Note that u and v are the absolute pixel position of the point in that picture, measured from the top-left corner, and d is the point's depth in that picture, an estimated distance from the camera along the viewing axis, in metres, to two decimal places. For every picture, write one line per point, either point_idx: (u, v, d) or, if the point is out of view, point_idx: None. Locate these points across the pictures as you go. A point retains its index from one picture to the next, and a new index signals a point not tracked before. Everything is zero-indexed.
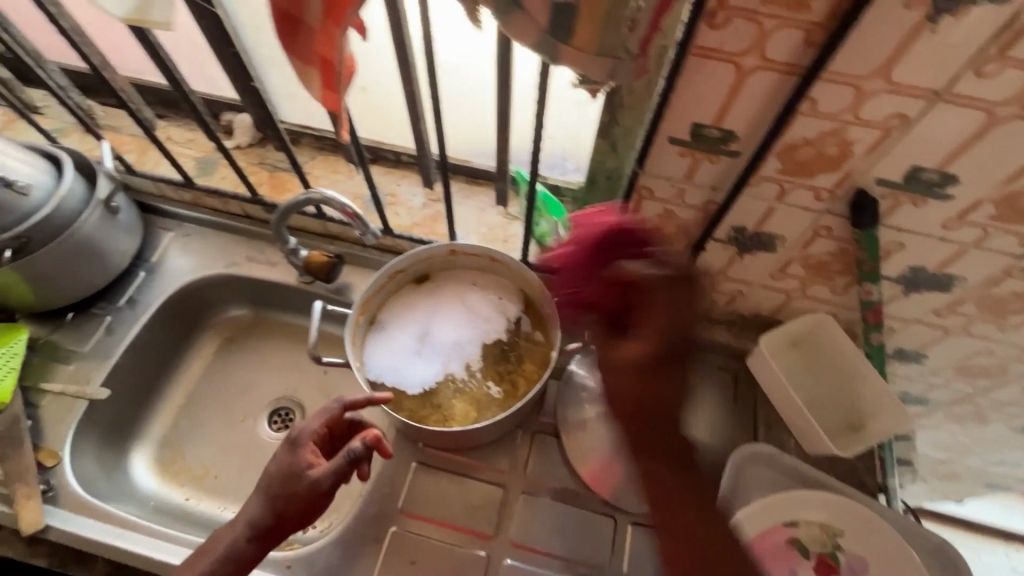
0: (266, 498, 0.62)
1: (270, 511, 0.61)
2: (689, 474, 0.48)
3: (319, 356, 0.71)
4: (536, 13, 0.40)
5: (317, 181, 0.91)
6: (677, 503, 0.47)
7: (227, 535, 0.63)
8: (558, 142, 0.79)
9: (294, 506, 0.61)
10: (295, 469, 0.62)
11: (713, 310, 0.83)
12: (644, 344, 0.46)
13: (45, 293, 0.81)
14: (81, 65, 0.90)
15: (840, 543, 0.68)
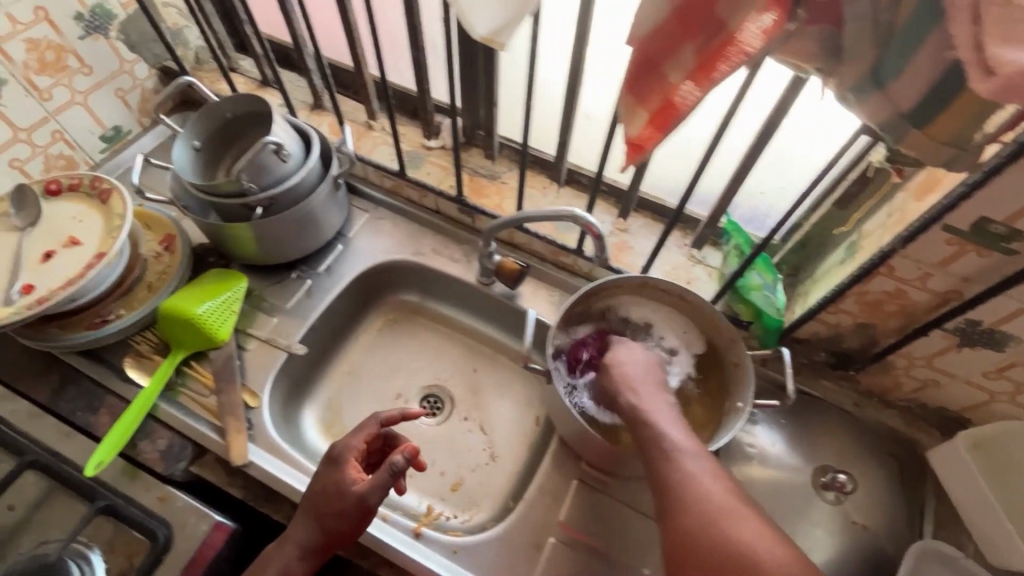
0: (315, 514, 0.67)
1: (319, 529, 0.66)
2: (655, 436, 0.61)
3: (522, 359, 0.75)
4: (901, 98, 0.43)
5: (512, 190, 0.96)
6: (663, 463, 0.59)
7: (287, 549, 0.67)
8: (769, 198, 0.80)
9: (341, 520, 0.65)
10: (337, 487, 0.66)
11: (893, 392, 0.81)
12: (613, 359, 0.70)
13: (267, 250, 0.90)
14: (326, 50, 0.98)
15: None
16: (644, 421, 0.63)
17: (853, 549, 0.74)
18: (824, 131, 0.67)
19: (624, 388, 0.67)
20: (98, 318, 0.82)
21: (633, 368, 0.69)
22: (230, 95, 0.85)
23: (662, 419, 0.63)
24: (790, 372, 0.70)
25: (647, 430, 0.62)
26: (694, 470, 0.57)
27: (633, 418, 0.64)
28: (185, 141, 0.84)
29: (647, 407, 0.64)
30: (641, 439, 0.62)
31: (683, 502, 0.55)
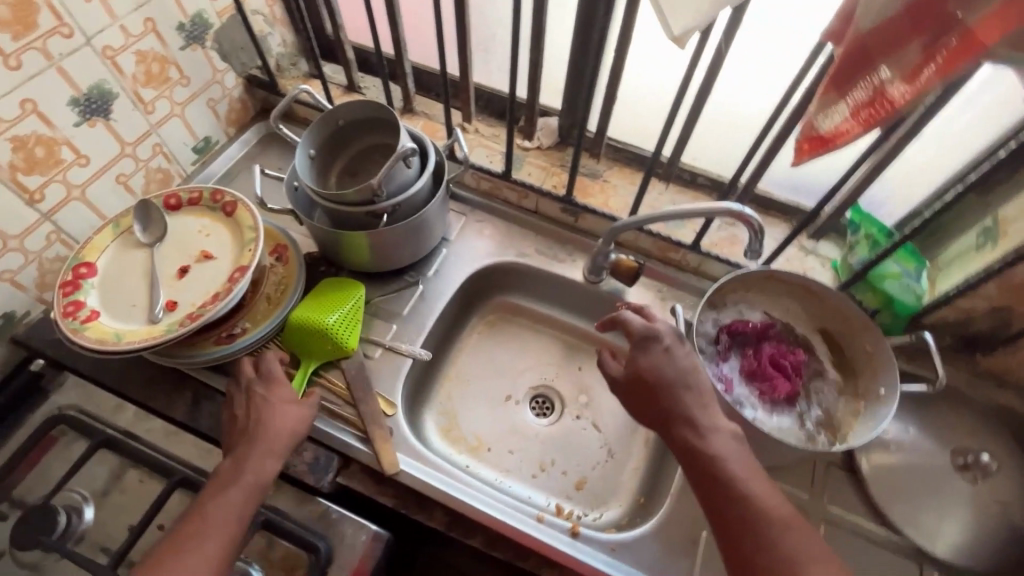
0: (281, 421, 0.69)
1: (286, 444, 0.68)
2: (729, 490, 0.58)
3: None
4: None
5: (616, 189, 0.96)
6: (740, 523, 0.57)
7: (251, 466, 0.65)
8: (887, 187, 0.82)
9: (301, 423, 0.70)
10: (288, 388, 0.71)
11: (1014, 372, 0.82)
12: (654, 378, 0.66)
13: (381, 257, 0.89)
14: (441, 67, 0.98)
15: None
16: (716, 470, 0.60)
17: (999, 528, 0.75)
18: (986, 120, 0.69)
19: (680, 421, 0.64)
20: (225, 333, 0.81)
21: (683, 393, 0.64)
22: (346, 102, 0.84)
23: (729, 461, 0.60)
24: (938, 358, 0.71)
25: (717, 480, 0.59)
26: (772, 526, 0.56)
27: (701, 465, 0.60)
28: (303, 150, 0.83)
29: (711, 448, 0.61)
30: (713, 491, 0.59)
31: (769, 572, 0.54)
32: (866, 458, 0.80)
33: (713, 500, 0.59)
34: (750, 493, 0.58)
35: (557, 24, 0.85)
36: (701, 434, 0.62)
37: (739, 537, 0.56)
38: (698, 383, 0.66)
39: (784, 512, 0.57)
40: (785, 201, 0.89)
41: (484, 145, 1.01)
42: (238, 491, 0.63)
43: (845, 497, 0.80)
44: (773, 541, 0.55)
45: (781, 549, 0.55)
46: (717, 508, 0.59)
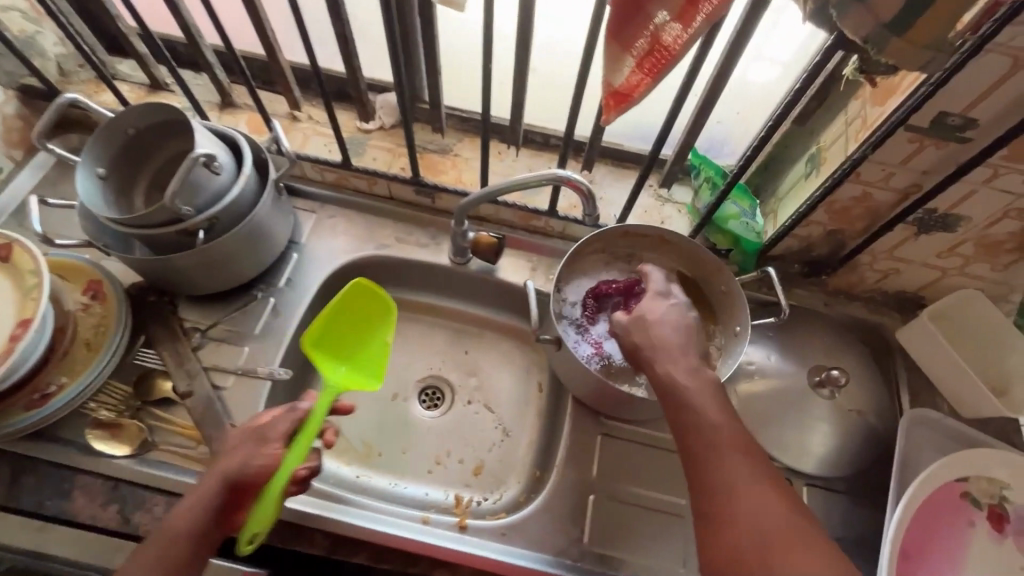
0: (221, 468, 0.61)
1: (221, 489, 0.60)
2: (705, 424, 0.54)
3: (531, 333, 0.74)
4: (881, 6, 0.43)
5: (468, 161, 0.92)
6: (710, 454, 0.53)
7: (183, 519, 0.58)
8: (723, 125, 0.84)
9: (245, 463, 0.61)
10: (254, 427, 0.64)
11: (858, 286, 0.87)
12: (652, 318, 0.61)
13: (212, 278, 0.80)
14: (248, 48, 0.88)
15: (970, 489, 0.73)
16: (702, 432, 0.54)
17: (854, 434, 0.81)
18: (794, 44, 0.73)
19: (662, 368, 0.58)
20: (37, 394, 0.71)
21: (673, 344, 0.59)
22: (131, 106, 0.72)
23: (703, 397, 0.56)
24: (779, 289, 0.75)
25: (703, 443, 0.53)
26: (754, 497, 0.50)
27: (688, 422, 0.55)
28: (87, 169, 0.72)
29: (688, 383, 0.56)
30: (699, 450, 0.53)
31: (728, 508, 0.50)
32: (737, 391, 0.83)
33: (685, 434, 0.55)
34: (721, 428, 0.54)
35: None
36: (682, 368, 0.57)
37: (716, 498, 0.51)
38: (685, 336, 0.60)
39: (769, 485, 0.51)
40: (633, 150, 0.89)
41: (321, 132, 0.92)
42: (158, 548, 0.57)
43: None
44: (756, 513, 0.50)
45: (745, 489, 0.51)
46: (689, 441, 0.54)
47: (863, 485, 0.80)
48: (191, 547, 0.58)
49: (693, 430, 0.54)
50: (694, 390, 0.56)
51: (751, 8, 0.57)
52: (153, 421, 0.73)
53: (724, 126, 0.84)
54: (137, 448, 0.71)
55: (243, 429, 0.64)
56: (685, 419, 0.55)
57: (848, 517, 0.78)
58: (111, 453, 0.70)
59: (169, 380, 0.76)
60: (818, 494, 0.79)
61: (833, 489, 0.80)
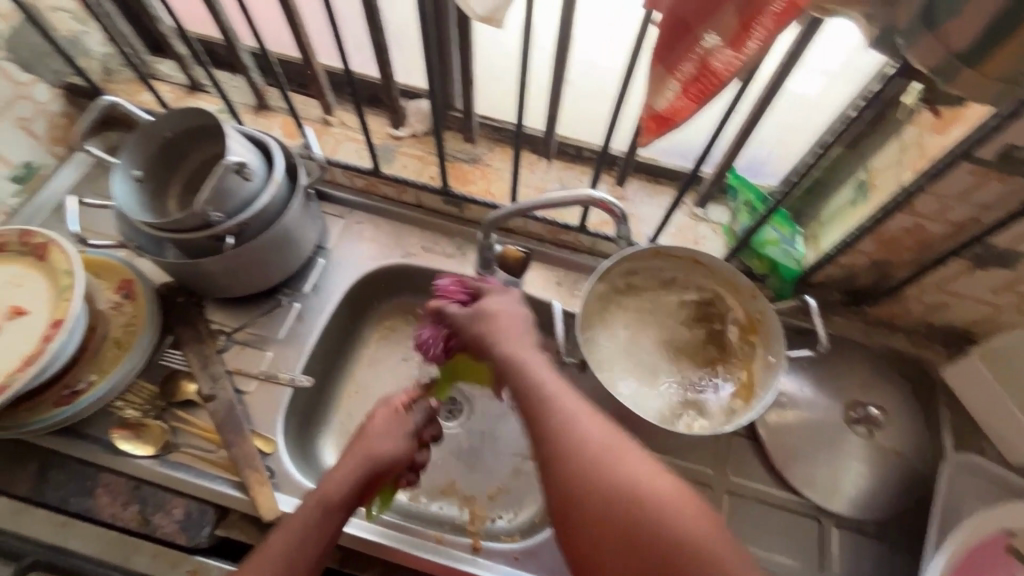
0: (368, 445, 0.61)
1: (371, 466, 0.60)
2: (541, 389, 0.53)
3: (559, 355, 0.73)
4: (952, 37, 0.40)
5: (498, 172, 0.90)
6: (546, 407, 0.51)
7: (328, 488, 0.58)
8: (765, 146, 0.80)
9: (392, 450, 0.62)
10: (390, 417, 0.65)
11: (903, 318, 0.82)
12: (496, 313, 0.61)
13: (241, 283, 0.80)
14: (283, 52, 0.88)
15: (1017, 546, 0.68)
16: (547, 404, 0.52)
17: (891, 475, 0.77)
18: (845, 66, 0.68)
19: (501, 355, 0.57)
20: (67, 390, 0.72)
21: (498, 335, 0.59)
22: (168, 110, 0.73)
23: (539, 367, 0.55)
24: (818, 319, 0.71)
25: (549, 420, 0.50)
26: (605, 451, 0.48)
27: (535, 398, 0.52)
28: (124, 171, 0.73)
29: (523, 359, 0.56)
30: (517, 390, 0.54)
31: (575, 459, 0.47)
32: (768, 424, 0.80)
33: (522, 400, 0.54)
34: (554, 389, 0.53)
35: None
36: (507, 346, 0.58)
37: (561, 475, 0.47)
38: (519, 319, 0.61)
39: (616, 433, 0.49)
40: (669, 167, 0.85)
41: (352, 138, 0.92)
42: (311, 512, 0.56)
43: (749, 466, 0.79)
44: (580, 426, 0.49)
45: (582, 435, 0.49)
46: (529, 411, 0.52)
47: (896, 531, 0.76)
48: (324, 515, 0.57)
49: (529, 395, 0.53)
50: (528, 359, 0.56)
51: (807, 25, 0.53)
52: (176, 423, 0.75)
53: (766, 146, 0.80)
54: (159, 449, 0.72)
55: (386, 407, 0.66)
56: (518, 390, 0.54)
57: (879, 564, 0.74)
58: (134, 453, 0.71)
59: (194, 383, 0.77)
60: (849, 537, 0.76)
61: (864, 533, 0.76)
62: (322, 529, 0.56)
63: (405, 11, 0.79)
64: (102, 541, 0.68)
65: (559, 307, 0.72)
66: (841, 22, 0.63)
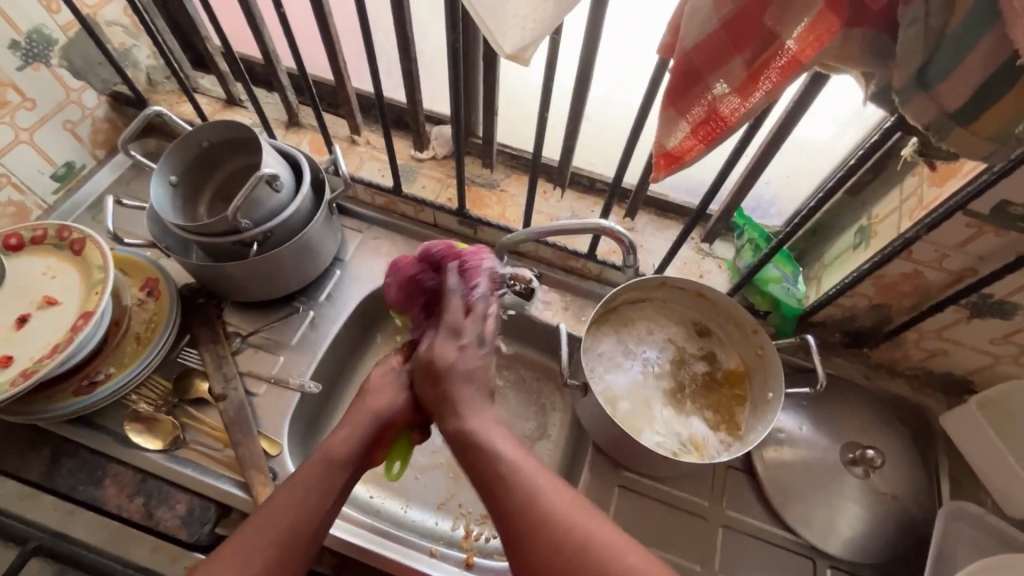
0: (366, 406, 0.62)
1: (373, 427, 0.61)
2: (505, 482, 0.51)
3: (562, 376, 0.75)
4: (945, 98, 0.43)
5: (512, 198, 0.93)
6: (513, 502, 0.50)
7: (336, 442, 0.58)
8: (771, 188, 0.83)
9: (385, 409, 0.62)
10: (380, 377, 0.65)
11: (902, 362, 0.83)
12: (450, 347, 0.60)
13: (260, 288, 0.83)
14: (319, 75, 0.94)
15: None
16: (501, 478, 0.51)
17: (887, 520, 0.77)
18: (850, 117, 0.72)
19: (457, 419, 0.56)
20: (86, 380, 0.74)
21: (459, 395, 0.58)
22: (206, 122, 0.78)
23: (497, 440, 0.54)
24: (817, 359, 0.72)
25: (521, 512, 0.49)
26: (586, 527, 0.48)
27: (493, 477, 0.51)
28: (161, 176, 0.77)
29: (483, 432, 0.55)
30: (488, 484, 0.52)
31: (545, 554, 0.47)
32: (766, 460, 0.80)
33: (496, 499, 0.51)
34: (517, 475, 0.51)
35: (432, 29, 0.82)
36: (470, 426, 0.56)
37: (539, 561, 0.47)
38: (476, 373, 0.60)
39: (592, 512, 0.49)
40: (677, 202, 0.89)
41: (377, 157, 0.96)
42: (321, 466, 0.56)
43: (745, 500, 0.80)
44: (545, 518, 0.48)
45: (550, 522, 0.48)
46: (499, 506, 0.51)
47: None
48: (327, 473, 0.56)
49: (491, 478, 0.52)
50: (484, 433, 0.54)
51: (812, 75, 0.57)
52: (187, 420, 0.77)
53: (772, 187, 0.83)
54: (168, 444, 0.74)
55: (379, 369, 0.66)
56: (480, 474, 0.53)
57: None
58: (145, 446, 0.74)
59: (207, 381, 0.79)
60: None
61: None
62: (326, 488, 0.56)
63: (436, 43, 0.84)
64: (105, 531, 0.70)
65: (565, 328, 0.75)
66: (846, 77, 0.67)
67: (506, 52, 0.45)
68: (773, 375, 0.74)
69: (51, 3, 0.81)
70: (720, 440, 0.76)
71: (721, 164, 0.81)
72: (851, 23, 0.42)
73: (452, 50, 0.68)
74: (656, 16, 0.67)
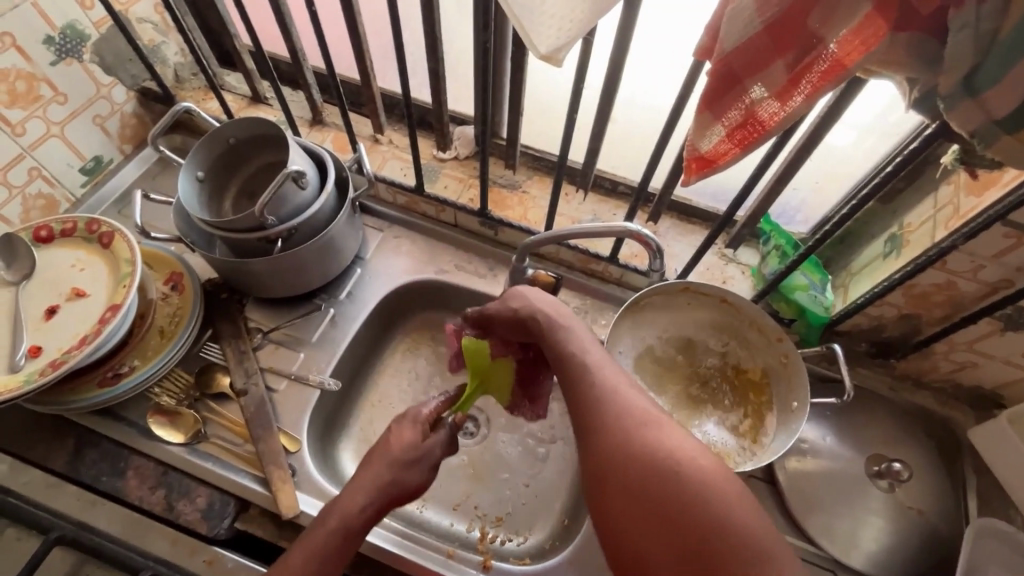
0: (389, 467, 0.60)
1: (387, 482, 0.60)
2: (588, 383, 0.54)
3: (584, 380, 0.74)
4: (993, 105, 0.42)
5: (535, 199, 0.93)
6: (594, 396, 0.53)
7: (345, 506, 0.57)
8: (798, 194, 0.82)
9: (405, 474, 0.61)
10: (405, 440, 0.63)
11: (930, 374, 0.82)
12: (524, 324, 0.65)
13: (283, 285, 0.83)
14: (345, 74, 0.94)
15: None
16: (581, 375, 0.55)
17: (912, 534, 0.75)
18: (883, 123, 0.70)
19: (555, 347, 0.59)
20: (110, 373, 0.75)
21: (556, 318, 0.62)
22: (234, 118, 0.78)
23: (589, 350, 0.58)
24: (844, 368, 0.71)
25: (597, 396, 0.53)
26: (653, 420, 0.50)
27: (577, 375, 0.55)
28: (188, 172, 0.78)
29: (578, 347, 0.58)
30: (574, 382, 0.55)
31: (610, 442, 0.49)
32: (788, 470, 0.79)
33: (578, 397, 0.54)
34: (600, 376, 0.55)
35: (459, 30, 0.82)
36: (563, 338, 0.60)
37: (603, 438, 0.50)
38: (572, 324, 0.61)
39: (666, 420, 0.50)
40: (701, 207, 0.88)
41: (399, 157, 0.96)
42: (331, 532, 0.56)
43: (765, 510, 0.79)
44: (622, 412, 0.51)
45: (623, 416, 0.50)
46: (580, 398, 0.54)
47: None
48: (337, 544, 0.56)
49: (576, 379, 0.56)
50: (577, 343, 0.58)
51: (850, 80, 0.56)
52: (208, 414, 0.77)
53: (799, 193, 0.82)
54: (190, 438, 0.75)
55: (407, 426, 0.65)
56: (566, 375, 0.57)
57: None
58: (167, 439, 0.74)
59: (228, 376, 0.80)
60: None
61: None
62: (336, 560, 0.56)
63: (463, 43, 0.84)
64: (126, 522, 0.70)
65: None
66: (880, 83, 0.66)
67: (539, 56, 0.44)
68: (796, 385, 0.73)
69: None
70: (740, 449, 0.75)
71: (748, 169, 0.80)
72: (897, 26, 0.41)
73: (481, 48, 0.68)
74: (688, 19, 0.66)
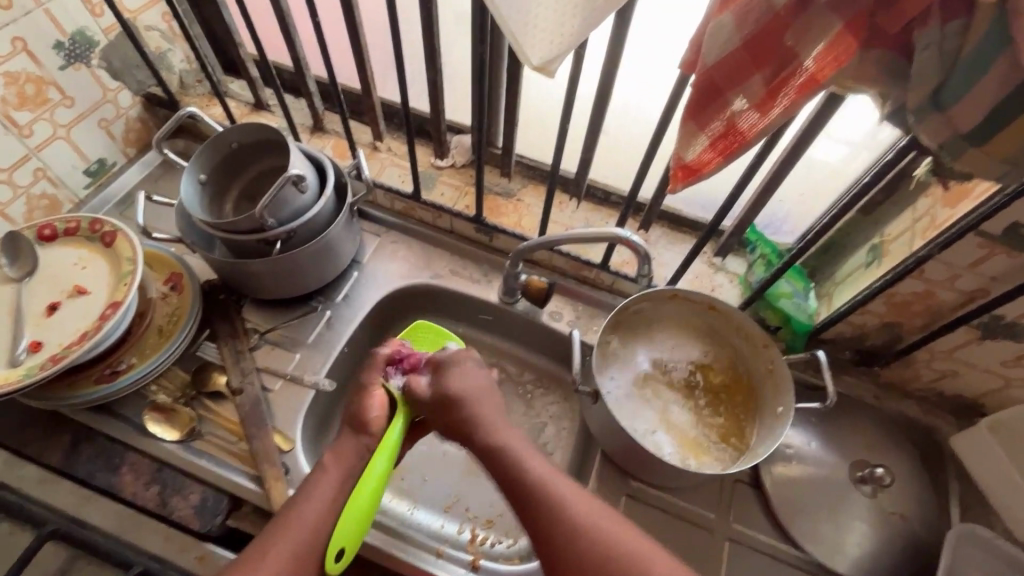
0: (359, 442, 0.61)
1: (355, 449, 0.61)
2: (541, 498, 0.54)
3: (574, 384, 0.75)
4: (958, 120, 0.45)
5: (528, 207, 0.95)
6: (547, 515, 0.53)
7: (322, 489, 0.58)
8: (784, 205, 0.85)
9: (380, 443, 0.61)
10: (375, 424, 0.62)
11: (912, 383, 0.83)
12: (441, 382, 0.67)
13: (281, 287, 0.85)
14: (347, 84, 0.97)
15: None
16: (538, 492, 0.55)
17: (895, 540, 0.76)
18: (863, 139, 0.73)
19: (481, 440, 0.60)
20: (108, 369, 0.76)
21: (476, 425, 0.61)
22: (238, 124, 0.81)
23: (523, 451, 0.59)
24: (828, 374, 0.72)
25: (554, 513, 0.53)
26: (638, 550, 0.51)
27: (529, 492, 0.55)
28: (191, 174, 0.80)
29: (509, 452, 0.59)
30: (520, 495, 0.56)
31: (579, 559, 0.51)
32: (775, 475, 0.80)
33: (532, 510, 0.54)
34: (556, 488, 0.55)
35: (458, 43, 0.85)
36: (499, 442, 0.60)
37: (567, 558, 0.51)
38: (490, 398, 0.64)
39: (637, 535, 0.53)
40: (690, 216, 0.90)
41: (398, 165, 0.99)
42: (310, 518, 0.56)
43: (752, 514, 0.80)
44: (588, 531, 0.52)
45: (591, 532, 0.52)
46: (532, 514, 0.54)
47: None
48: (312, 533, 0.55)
49: (523, 490, 0.56)
50: (509, 444, 0.59)
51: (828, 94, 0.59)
52: (203, 412, 0.79)
53: (785, 205, 0.85)
54: (185, 435, 0.76)
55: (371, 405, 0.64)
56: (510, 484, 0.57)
57: None
58: (163, 436, 0.75)
59: (225, 375, 0.81)
60: None
61: None
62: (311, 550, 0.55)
63: (462, 56, 0.87)
64: (121, 518, 0.71)
65: (577, 335, 0.76)
66: (859, 100, 0.69)
67: (532, 67, 0.47)
68: (782, 390, 0.75)
69: (95, 7, 0.85)
70: (727, 451, 0.77)
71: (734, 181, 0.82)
72: (867, 45, 0.44)
73: (477, 61, 0.70)
74: (677, 37, 0.69)
